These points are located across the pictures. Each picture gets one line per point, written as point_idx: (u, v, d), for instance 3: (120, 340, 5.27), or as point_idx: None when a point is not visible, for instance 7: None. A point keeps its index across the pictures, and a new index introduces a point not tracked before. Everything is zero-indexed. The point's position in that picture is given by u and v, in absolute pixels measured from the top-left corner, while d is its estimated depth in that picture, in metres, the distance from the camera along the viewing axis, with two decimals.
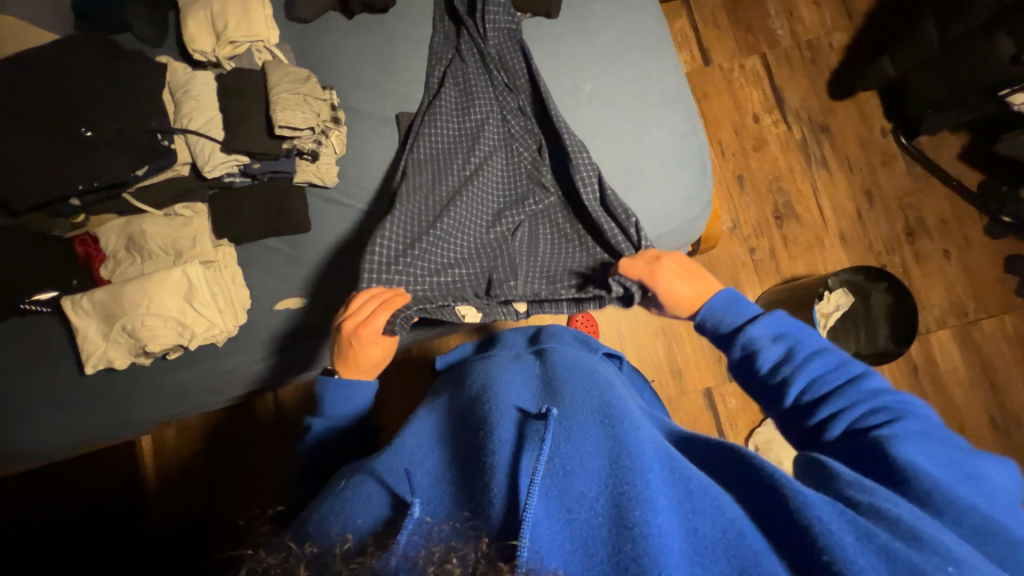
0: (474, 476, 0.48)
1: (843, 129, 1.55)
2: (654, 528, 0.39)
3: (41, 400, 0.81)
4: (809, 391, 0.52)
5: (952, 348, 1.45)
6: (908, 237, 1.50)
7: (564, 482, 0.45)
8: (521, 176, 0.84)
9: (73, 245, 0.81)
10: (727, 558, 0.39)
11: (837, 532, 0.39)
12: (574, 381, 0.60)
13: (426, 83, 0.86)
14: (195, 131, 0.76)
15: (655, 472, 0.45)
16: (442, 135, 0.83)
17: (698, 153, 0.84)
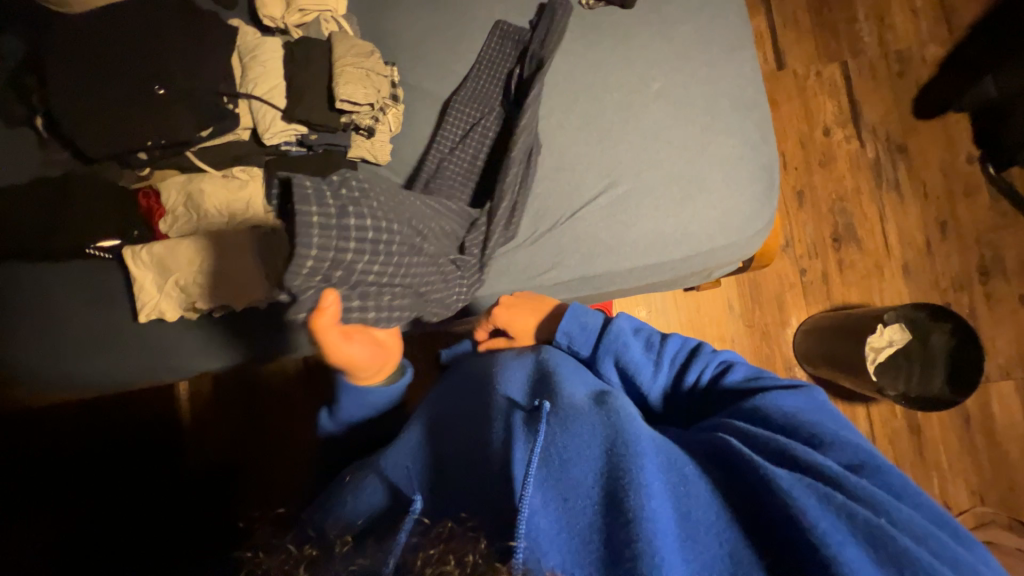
0: (478, 477, 0.50)
1: (923, 152, 1.43)
2: (646, 512, 0.40)
3: (89, 343, 0.84)
4: (646, 364, 0.64)
5: (1013, 401, 1.34)
6: (982, 276, 1.38)
7: (560, 470, 0.47)
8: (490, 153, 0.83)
9: (138, 197, 0.84)
10: (718, 542, 0.42)
11: (820, 512, 0.41)
12: (571, 374, 0.61)
13: (486, 68, 0.84)
14: (258, 97, 0.77)
15: (648, 458, 0.46)
16: (475, 145, 0.82)
17: (766, 166, 0.80)
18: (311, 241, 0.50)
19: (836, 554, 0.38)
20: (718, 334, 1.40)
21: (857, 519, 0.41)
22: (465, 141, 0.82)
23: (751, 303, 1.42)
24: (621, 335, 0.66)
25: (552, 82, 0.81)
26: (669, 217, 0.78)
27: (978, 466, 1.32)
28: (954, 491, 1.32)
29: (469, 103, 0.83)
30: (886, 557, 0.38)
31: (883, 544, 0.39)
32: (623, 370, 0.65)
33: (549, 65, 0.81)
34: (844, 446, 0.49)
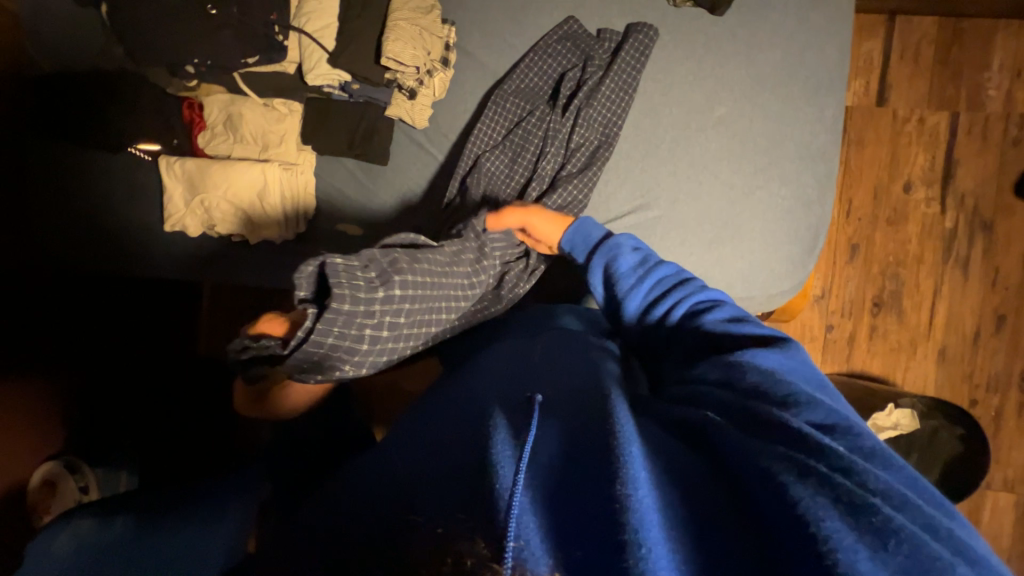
0: (455, 462, 0.44)
1: (1008, 235, 1.29)
2: (639, 509, 0.36)
3: (113, 235, 0.88)
4: (630, 278, 0.63)
5: (1006, 514, 1.28)
6: (1022, 383, 1.28)
7: (561, 471, 0.41)
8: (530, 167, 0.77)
9: (182, 108, 0.85)
10: (710, 539, 0.36)
11: (807, 497, 0.36)
12: (562, 356, 0.58)
13: (547, 55, 0.78)
14: (308, 34, 0.75)
15: (636, 439, 0.42)
16: (517, 137, 0.77)
17: (812, 228, 0.74)
18: (331, 326, 0.52)
19: (822, 541, 0.33)
20: None
21: (849, 504, 0.35)
22: (502, 136, 0.77)
23: None
24: (612, 242, 0.66)
25: (605, 111, 0.75)
26: (691, 257, 0.74)
27: None
28: None
29: (521, 89, 0.78)
30: (868, 529, 0.33)
31: (890, 542, 0.33)
32: (611, 277, 0.65)
33: (608, 90, 0.74)
34: (821, 407, 0.44)
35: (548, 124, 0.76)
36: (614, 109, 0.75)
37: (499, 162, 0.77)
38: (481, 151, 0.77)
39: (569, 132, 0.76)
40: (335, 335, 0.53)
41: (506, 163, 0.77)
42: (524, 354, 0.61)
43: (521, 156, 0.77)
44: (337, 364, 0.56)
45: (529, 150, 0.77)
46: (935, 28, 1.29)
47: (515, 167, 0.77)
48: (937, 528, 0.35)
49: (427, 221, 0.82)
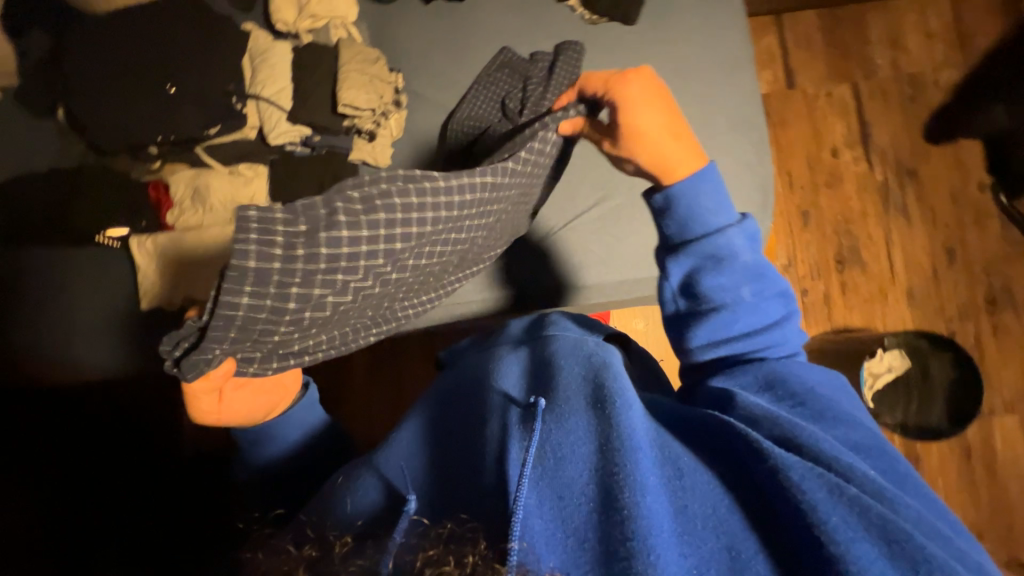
0: (465, 478, 0.49)
1: (934, 178, 1.41)
2: (642, 510, 0.39)
3: (86, 326, 0.86)
4: (723, 291, 0.58)
5: (1016, 436, 1.31)
6: (989, 306, 1.36)
7: (555, 466, 0.45)
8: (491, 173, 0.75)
9: (148, 189, 0.86)
10: (717, 536, 0.40)
11: (829, 507, 0.39)
12: (562, 353, 0.58)
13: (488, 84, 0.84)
14: (265, 98, 0.80)
15: (643, 445, 0.45)
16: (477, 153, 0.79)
17: (760, 186, 0.81)
18: (239, 288, 0.50)
19: (842, 556, 0.37)
20: None
21: (875, 523, 0.38)
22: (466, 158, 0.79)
23: None
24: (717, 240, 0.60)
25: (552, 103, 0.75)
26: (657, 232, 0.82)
27: (977, 500, 1.29)
28: None
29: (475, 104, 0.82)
30: (902, 557, 0.37)
31: (894, 539, 0.37)
32: (699, 290, 0.59)
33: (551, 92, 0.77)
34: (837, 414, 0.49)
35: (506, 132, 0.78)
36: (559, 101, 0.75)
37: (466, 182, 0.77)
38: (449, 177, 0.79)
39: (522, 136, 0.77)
40: (253, 295, 0.51)
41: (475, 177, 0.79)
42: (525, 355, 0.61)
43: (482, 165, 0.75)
44: (267, 330, 0.56)
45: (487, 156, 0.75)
46: (817, 18, 1.47)
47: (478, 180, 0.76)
48: (945, 542, 0.40)
49: None
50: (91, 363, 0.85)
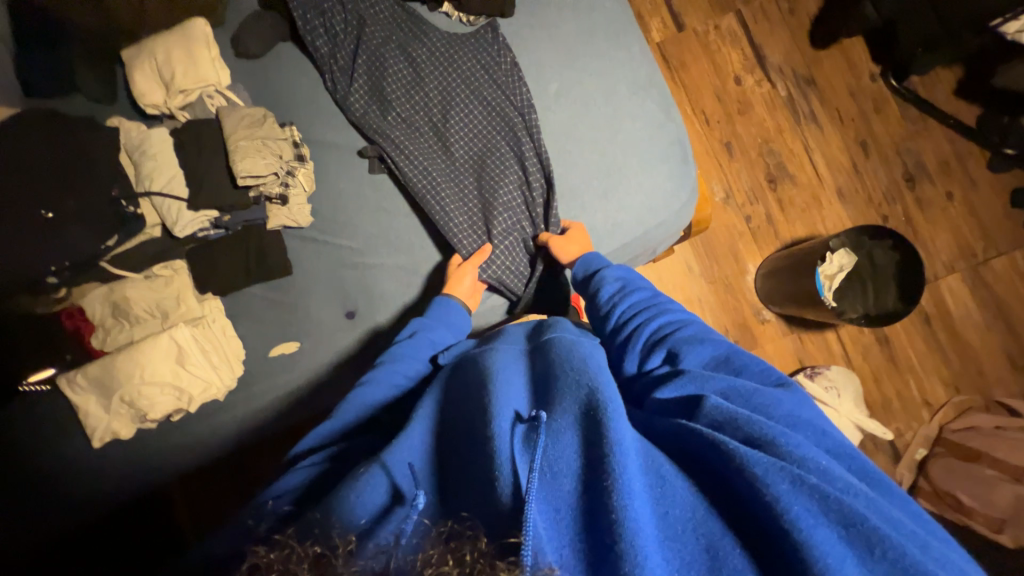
0: (466, 461, 0.52)
1: (830, 80, 1.49)
2: (632, 514, 0.40)
3: (58, 473, 0.83)
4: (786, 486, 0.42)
5: (964, 293, 1.42)
6: (909, 183, 1.45)
7: (553, 482, 0.46)
8: (482, 123, 0.84)
9: (61, 319, 0.80)
10: (697, 539, 0.43)
11: (793, 498, 0.41)
12: (568, 367, 0.61)
13: (433, 87, 0.85)
14: (159, 193, 0.75)
15: (631, 458, 0.45)
16: (442, 154, 0.85)
17: (677, 140, 0.81)
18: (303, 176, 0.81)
19: (800, 537, 0.39)
20: (684, 297, 1.46)
21: (833, 507, 0.41)
22: (435, 141, 0.84)
23: (707, 261, 1.48)
24: (731, 378, 0.57)
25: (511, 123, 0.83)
26: (597, 210, 0.81)
27: (946, 359, 1.41)
28: (929, 388, 1.41)
29: (405, 83, 0.85)
30: (859, 542, 0.40)
31: (851, 524, 0.40)
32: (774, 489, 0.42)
33: (494, 97, 0.84)
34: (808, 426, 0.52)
35: (484, 118, 0.84)
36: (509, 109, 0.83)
37: (472, 119, 0.84)
38: (446, 118, 0.84)
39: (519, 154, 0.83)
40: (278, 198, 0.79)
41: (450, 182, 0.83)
42: (529, 386, 0.62)
43: (471, 125, 0.84)
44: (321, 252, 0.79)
45: (478, 120, 0.84)
46: None
47: (483, 118, 0.84)
48: (897, 524, 0.42)
49: (356, 305, 0.84)
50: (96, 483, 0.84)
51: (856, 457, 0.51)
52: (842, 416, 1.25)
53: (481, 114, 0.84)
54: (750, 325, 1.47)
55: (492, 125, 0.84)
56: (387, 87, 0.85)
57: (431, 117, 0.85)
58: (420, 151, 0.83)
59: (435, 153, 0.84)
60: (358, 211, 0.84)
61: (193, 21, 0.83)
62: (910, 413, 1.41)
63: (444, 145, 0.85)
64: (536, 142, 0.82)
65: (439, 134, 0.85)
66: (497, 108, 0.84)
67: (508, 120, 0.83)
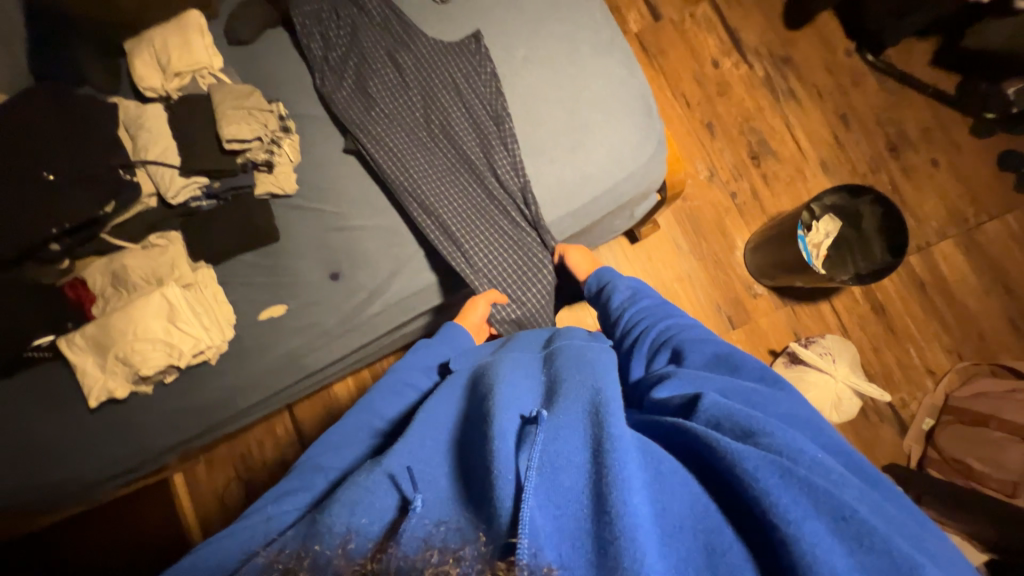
0: (471, 461, 0.52)
1: (806, 58, 1.53)
2: (629, 508, 0.41)
3: (60, 438, 0.87)
4: (783, 484, 0.43)
5: (957, 258, 1.41)
6: (893, 152, 1.46)
7: (553, 477, 0.47)
8: (461, 128, 0.88)
9: (65, 290, 0.85)
10: (694, 535, 0.44)
11: (788, 497, 0.42)
12: (572, 373, 0.62)
13: (416, 88, 0.90)
14: (152, 161, 0.80)
15: (630, 455, 0.46)
16: (422, 154, 0.88)
17: (641, 96, 0.85)
18: (287, 148, 0.86)
19: (793, 530, 0.40)
20: (674, 275, 1.46)
21: (824, 500, 0.42)
22: (416, 140, 0.88)
23: (695, 237, 1.49)
24: (728, 379, 0.60)
25: (491, 127, 0.86)
26: (566, 166, 0.84)
27: (945, 325, 1.39)
28: (930, 355, 1.38)
29: (391, 87, 0.90)
30: (849, 534, 0.40)
31: (842, 516, 0.41)
32: (767, 486, 0.43)
33: (475, 102, 0.87)
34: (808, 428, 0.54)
35: (464, 123, 0.88)
36: (490, 115, 0.87)
37: (453, 124, 0.88)
38: (428, 121, 0.89)
39: (498, 157, 0.86)
40: (265, 165, 0.84)
41: (437, 186, 0.86)
42: (533, 385, 0.62)
43: (452, 129, 0.88)
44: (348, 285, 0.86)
45: (458, 125, 0.88)
46: None
47: (464, 123, 0.88)
48: (885, 518, 0.44)
49: (340, 265, 0.87)
50: (97, 446, 0.88)
51: (846, 453, 0.54)
52: (838, 381, 1.24)
53: (462, 120, 0.88)
54: (741, 299, 1.47)
55: (472, 130, 0.88)
56: (370, 85, 0.90)
57: (412, 118, 0.89)
58: (399, 148, 0.87)
59: (414, 150, 0.88)
60: (340, 178, 0.89)
61: (189, 12, 0.90)
62: (913, 382, 1.37)
63: (424, 145, 0.89)
64: (514, 145, 0.85)
65: (419, 135, 0.89)
66: (478, 112, 0.87)
67: (488, 125, 0.87)
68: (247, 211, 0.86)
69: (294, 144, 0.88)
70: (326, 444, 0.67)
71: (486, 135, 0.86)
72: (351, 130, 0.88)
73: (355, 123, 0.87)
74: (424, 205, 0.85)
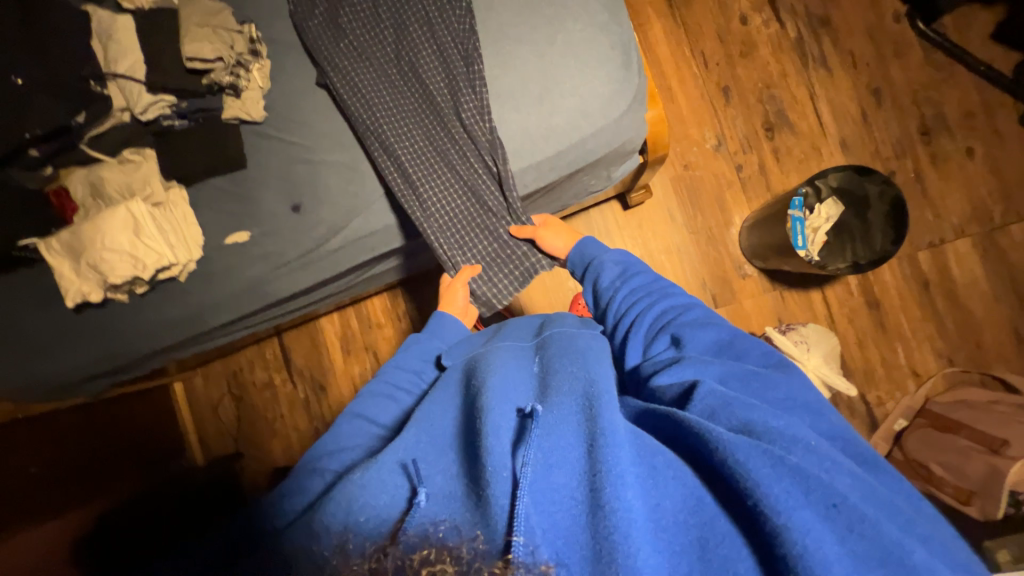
0: (470, 456, 0.54)
1: (848, 20, 1.38)
2: (620, 504, 0.43)
3: (48, 333, 0.94)
4: (787, 487, 0.43)
5: (971, 259, 1.31)
6: (924, 137, 1.34)
7: (547, 473, 0.48)
8: (432, 68, 0.85)
9: (49, 197, 0.87)
10: (687, 531, 0.45)
11: (788, 500, 0.42)
12: (563, 366, 0.63)
13: (389, 24, 0.87)
14: (122, 74, 0.82)
15: (622, 448, 0.48)
16: (392, 95, 0.86)
17: (619, 45, 0.80)
18: (254, 74, 0.86)
19: (786, 526, 0.41)
20: (663, 247, 1.41)
21: (815, 489, 0.43)
22: (388, 81, 0.86)
23: (692, 210, 1.42)
24: (726, 364, 0.60)
25: (460, 68, 0.83)
26: (532, 114, 0.81)
27: (942, 328, 1.32)
28: (919, 357, 1.32)
29: (366, 22, 0.87)
30: (839, 520, 0.42)
31: (831, 504, 0.42)
32: (765, 488, 0.43)
33: (446, 40, 0.84)
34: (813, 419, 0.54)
35: (435, 62, 0.85)
36: (461, 55, 0.83)
37: (423, 63, 0.85)
38: (400, 60, 0.86)
39: (465, 100, 0.82)
40: (230, 88, 0.84)
41: (407, 133, 0.84)
42: (523, 378, 0.64)
43: (423, 68, 0.85)
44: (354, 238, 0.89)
45: (429, 65, 0.85)
46: None
47: (435, 62, 0.85)
48: (883, 504, 0.45)
49: (302, 197, 0.88)
50: (81, 344, 0.95)
51: (844, 438, 0.55)
52: (808, 371, 1.20)
53: (433, 60, 0.85)
54: (730, 279, 1.41)
55: (442, 70, 0.84)
56: (345, 19, 0.87)
57: (383, 55, 0.87)
58: (369, 88, 0.85)
59: (383, 90, 0.85)
60: (308, 109, 0.88)
61: None
62: (894, 382, 1.33)
63: (394, 86, 0.86)
64: (482, 88, 0.82)
65: (391, 75, 0.86)
66: (449, 52, 0.83)
67: (458, 65, 0.83)
68: (219, 138, 0.86)
69: (264, 71, 0.87)
70: (331, 441, 0.67)
71: (455, 77, 0.83)
72: (322, 66, 0.86)
73: (325, 57, 0.86)
74: (388, 147, 0.84)
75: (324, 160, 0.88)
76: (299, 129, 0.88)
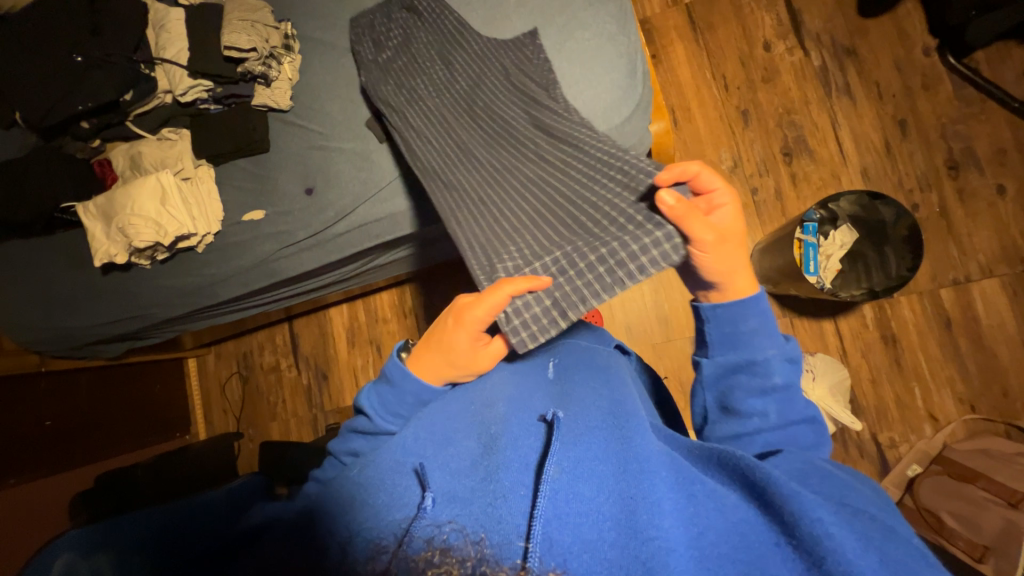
0: (484, 459, 0.51)
1: (874, 52, 1.37)
2: (657, 532, 0.40)
3: (76, 292, 1.02)
4: (851, 539, 0.39)
5: (999, 300, 1.25)
6: (951, 171, 1.30)
7: (573, 485, 0.45)
8: (503, 105, 0.77)
9: (93, 166, 0.96)
10: (732, 564, 0.39)
11: (847, 546, 0.38)
12: (581, 382, 0.62)
13: (460, 70, 0.82)
14: (168, 59, 0.91)
15: (656, 475, 0.45)
16: (458, 135, 0.78)
17: (626, 54, 0.83)
18: (283, 66, 0.93)
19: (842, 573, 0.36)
20: None
21: (877, 544, 0.40)
22: (454, 124, 0.79)
23: None
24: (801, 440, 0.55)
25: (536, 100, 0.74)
26: None
27: (964, 372, 1.24)
28: (937, 401, 1.24)
29: (438, 74, 0.85)
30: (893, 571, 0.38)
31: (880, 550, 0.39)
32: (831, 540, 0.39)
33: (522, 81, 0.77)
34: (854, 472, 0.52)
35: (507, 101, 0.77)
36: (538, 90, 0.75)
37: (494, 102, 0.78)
38: (471, 101, 0.80)
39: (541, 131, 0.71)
40: (261, 77, 0.91)
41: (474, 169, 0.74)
42: (536, 385, 0.62)
43: (494, 106, 0.77)
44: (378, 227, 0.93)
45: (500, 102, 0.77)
46: None
47: (506, 101, 0.77)
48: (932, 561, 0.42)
49: (315, 182, 0.93)
50: (104, 305, 1.02)
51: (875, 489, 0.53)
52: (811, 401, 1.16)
53: (504, 97, 0.77)
54: None
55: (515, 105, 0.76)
56: (414, 71, 0.86)
57: (450, 96, 0.82)
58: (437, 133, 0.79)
59: (450, 132, 0.78)
60: (330, 100, 0.94)
61: None
62: (909, 425, 1.25)
63: (461, 125, 0.78)
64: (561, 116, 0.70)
65: (459, 118, 0.80)
66: (522, 88, 0.76)
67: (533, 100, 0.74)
68: (247, 122, 0.94)
69: (295, 66, 0.95)
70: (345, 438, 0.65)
71: (529, 111, 0.74)
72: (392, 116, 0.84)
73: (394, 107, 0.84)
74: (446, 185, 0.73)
75: (338, 149, 0.93)
76: (320, 119, 0.94)
